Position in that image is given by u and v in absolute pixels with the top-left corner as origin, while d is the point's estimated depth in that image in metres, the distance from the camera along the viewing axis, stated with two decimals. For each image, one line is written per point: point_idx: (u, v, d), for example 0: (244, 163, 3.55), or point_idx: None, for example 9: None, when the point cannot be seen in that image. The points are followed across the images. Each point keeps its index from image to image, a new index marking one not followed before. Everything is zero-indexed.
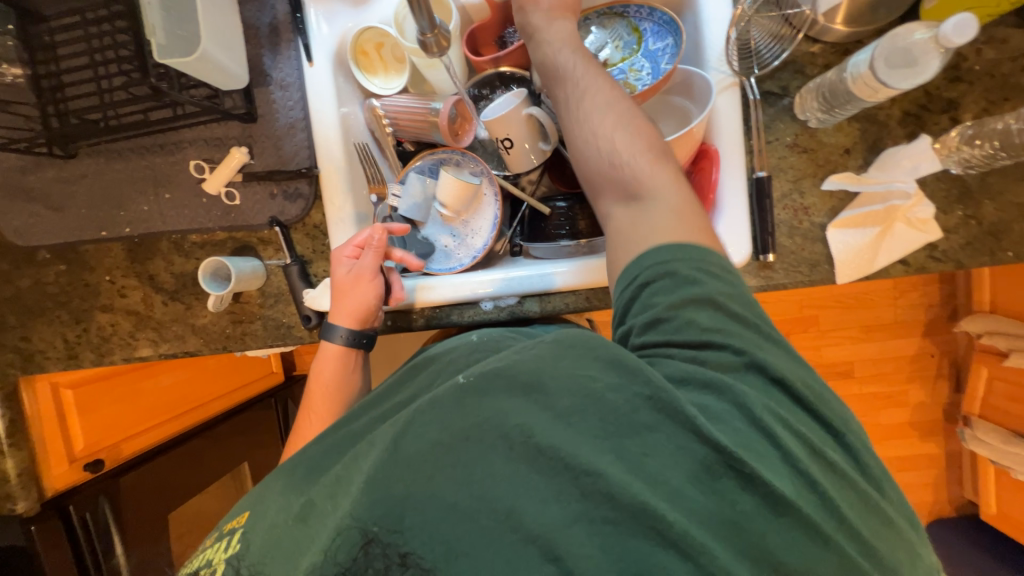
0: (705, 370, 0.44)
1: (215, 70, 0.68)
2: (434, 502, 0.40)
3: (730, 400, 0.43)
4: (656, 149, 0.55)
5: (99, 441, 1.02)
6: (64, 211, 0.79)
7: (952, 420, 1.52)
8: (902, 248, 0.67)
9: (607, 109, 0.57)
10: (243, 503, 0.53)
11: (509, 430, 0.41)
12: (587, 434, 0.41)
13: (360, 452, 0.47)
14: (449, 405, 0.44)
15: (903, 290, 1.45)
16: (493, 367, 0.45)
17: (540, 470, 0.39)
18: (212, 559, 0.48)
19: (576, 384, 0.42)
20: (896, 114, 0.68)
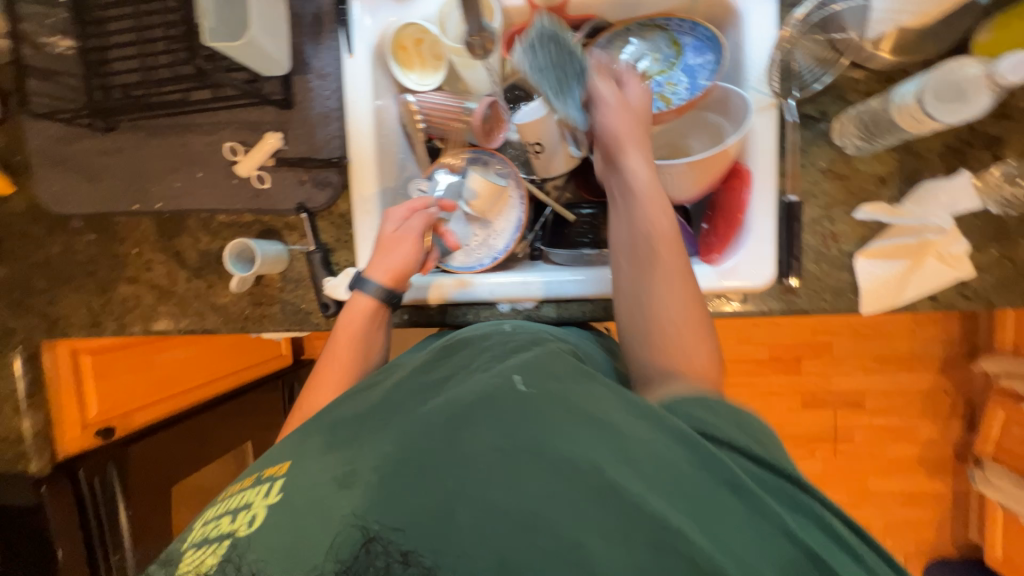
0: (773, 474, 0.41)
1: (258, 55, 0.69)
2: (485, 506, 0.37)
3: (797, 504, 0.40)
4: (703, 332, 0.56)
5: (113, 407, 1.04)
6: (99, 182, 0.81)
7: (963, 460, 1.49)
8: (932, 284, 0.66)
9: (667, 269, 0.58)
10: (284, 452, 0.48)
11: (574, 461, 0.38)
12: (665, 494, 0.37)
13: (408, 428, 0.43)
14: (509, 410, 0.42)
15: (922, 324, 1.43)
16: (555, 389, 0.44)
17: (608, 509, 0.36)
18: (248, 503, 0.43)
19: (656, 450, 0.40)
20: (936, 147, 0.67)
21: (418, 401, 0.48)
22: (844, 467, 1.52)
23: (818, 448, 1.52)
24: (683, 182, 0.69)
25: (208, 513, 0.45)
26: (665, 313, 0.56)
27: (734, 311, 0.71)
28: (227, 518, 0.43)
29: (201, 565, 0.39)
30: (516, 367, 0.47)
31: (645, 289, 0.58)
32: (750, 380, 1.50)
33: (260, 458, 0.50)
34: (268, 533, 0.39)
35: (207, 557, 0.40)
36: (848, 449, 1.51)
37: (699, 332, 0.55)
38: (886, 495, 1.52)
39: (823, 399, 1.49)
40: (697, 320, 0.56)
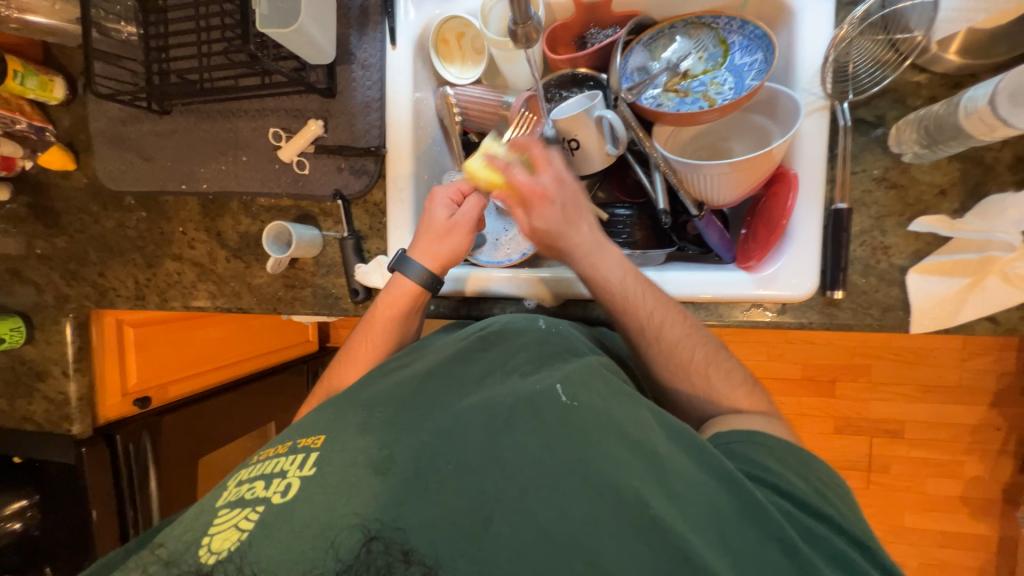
0: (816, 526, 0.42)
1: (306, 44, 0.71)
2: (523, 517, 0.37)
3: (833, 553, 0.41)
4: (715, 367, 0.59)
5: (149, 378, 1.09)
6: (152, 162, 0.85)
7: (1013, 503, 1.37)
8: (992, 305, 0.61)
9: (656, 334, 0.60)
10: (319, 424, 0.48)
11: (622, 489, 0.38)
12: (709, 541, 0.38)
13: (447, 426, 0.44)
14: (555, 425, 0.42)
15: (973, 352, 1.33)
16: (600, 411, 0.45)
17: (650, 545, 0.36)
18: (281, 469, 0.44)
19: (691, 484, 0.41)
20: (1006, 158, 0.62)
21: (449, 399, 0.49)
22: (878, 498, 1.43)
23: (850, 476, 1.44)
24: (725, 184, 0.67)
25: (241, 473, 0.46)
26: (670, 371, 0.60)
27: (770, 322, 0.68)
28: (260, 482, 0.43)
29: (232, 525, 0.40)
30: (557, 377, 0.48)
31: (644, 351, 0.62)
32: (780, 399, 1.44)
33: (294, 426, 0.51)
34: (298, 506, 0.39)
35: (238, 520, 0.40)
36: (884, 480, 1.42)
37: (710, 368, 0.59)
38: (923, 533, 1.42)
39: (857, 425, 1.41)
40: (702, 362, 0.59)
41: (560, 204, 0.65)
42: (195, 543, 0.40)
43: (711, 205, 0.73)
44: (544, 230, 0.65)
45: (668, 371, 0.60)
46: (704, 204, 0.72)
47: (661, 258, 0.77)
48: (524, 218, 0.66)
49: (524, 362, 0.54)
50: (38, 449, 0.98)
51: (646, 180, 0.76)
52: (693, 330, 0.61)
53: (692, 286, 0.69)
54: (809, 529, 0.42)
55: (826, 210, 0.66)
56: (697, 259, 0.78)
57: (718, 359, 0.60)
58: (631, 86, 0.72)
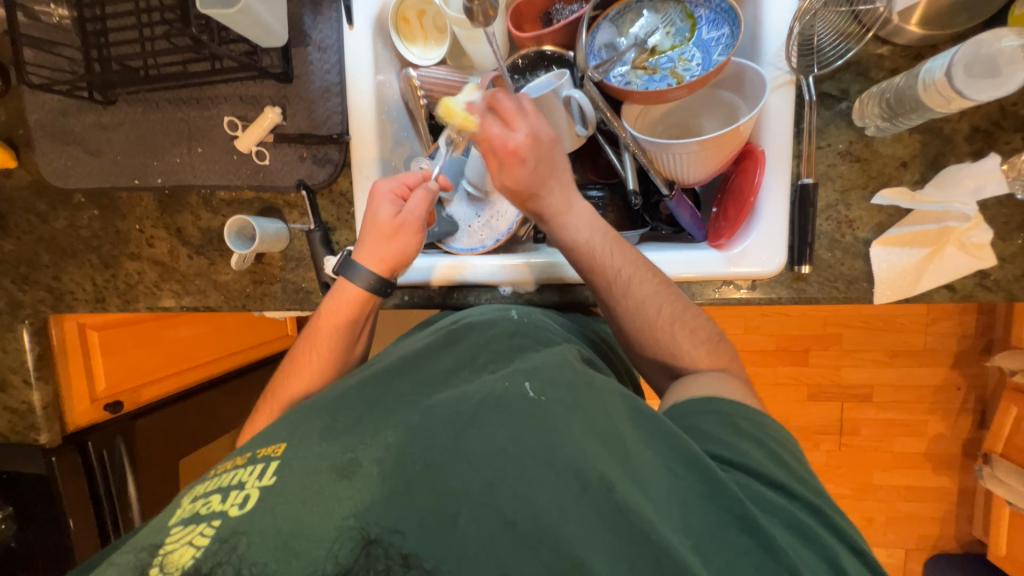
0: (774, 496, 0.44)
1: (256, 25, 0.67)
2: (488, 510, 0.38)
3: (793, 523, 0.42)
4: (681, 325, 0.60)
5: (121, 383, 1.06)
6: (100, 156, 0.80)
7: (971, 457, 1.46)
8: (950, 273, 0.63)
9: (626, 290, 0.61)
10: (280, 432, 0.47)
11: (588, 475, 0.39)
12: (671, 521, 0.39)
13: (416, 423, 0.44)
14: (521, 418, 0.42)
15: (936, 317, 1.39)
16: (569, 403, 0.45)
17: (614, 530, 0.37)
18: (241, 482, 0.42)
19: (653, 466, 0.42)
20: (964, 128, 0.63)
21: (416, 398, 0.49)
22: (848, 459, 1.51)
23: (823, 441, 1.50)
24: (695, 163, 0.66)
25: (197, 489, 0.45)
26: (638, 328, 0.61)
27: (742, 299, 0.69)
28: (217, 496, 0.42)
29: (188, 542, 0.39)
30: (527, 374, 0.48)
31: (613, 309, 0.63)
32: (756, 371, 1.48)
33: (255, 436, 0.50)
34: (257, 517, 0.39)
35: (195, 536, 0.39)
36: (854, 442, 1.49)
37: (676, 326, 0.60)
38: (890, 489, 1.51)
39: (829, 392, 1.47)
40: (668, 319, 0.60)
41: (534, 162, 0.62)
42: (147, 563, 0.39)
43: (682, 183, 0.72)
44: (514, 189, 0.63)
45: (640, 329, 0.61)
46: (675, 183, 0.72)
47: (635, 239, 0.78)
48: (496, 171, 0.64)
49: (492, 359, 0.53)
50: (5, 460, 0.94)
51: (616, 160, 0.75)
52: (661, 286, 0.61)
53: (665, 265, 0.69)
54: (769, 500, 0.43)
55: (793, 184, 0.67)
56: (670, 239, 0.79)
57: (694, 323, 0.60)
58: (598, 64, 0.70)
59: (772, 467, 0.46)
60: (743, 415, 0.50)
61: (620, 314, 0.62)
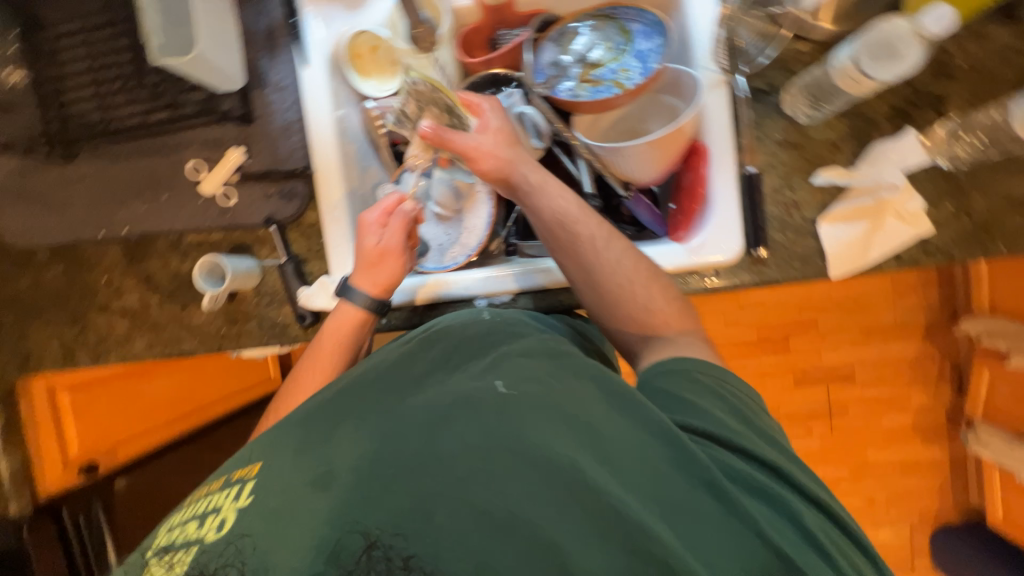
0: (740, 462, 0.45)
1: (211, 70, 0.70)
2: (462, 503, 0.38)
3: (756, 485, 0.44)
4: (655, 280, 0.62)
5: (96, 445, 1.05)
6: (64, 212, 0.80)
7: (956, 424, 1.50)
8: (893, 242, 0.67)
9: (604, 246, 0.62)
10: (254, 452, 0.48)
11: (558, 460, 0.40)
12: (640, 495, 0.40)
13: (389, 428, 0.44)
14: (492, 414, 0.43)
15: (901, 291, 1.45)
16: (537, 394, 0.45)
17: (586, 508, 0.38)
18: (217, 506, 0.44)
19: (624, 442, 0.43)
20: (883, 110, 0.69)
21: (388, 403, 0.49)
22: (842, 440, 1.53)
23: (815, 425, 1.52)
24: (645, 162, 0.70)
25: (173, 517, 0.46)
26: (615, 282, 0.62)
27: (709, 287, 0.72)
28: (194, 523, 0.43)
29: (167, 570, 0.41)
30: (494, 371, 0.48)
31: (588, 267, 0.62)
32: (740, 362, 1.51)
33: (231, 458, 0.50)
34: (237, 537, 0.40)
35: (174, 565, 0.40)
36: (845, 423, 1.52)
37: (650, 280, 0.62)
38: (886, 466, 1.53)
39: (812, 375, 1.50)
40: (644, 274, 0.62)
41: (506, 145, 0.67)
42: None
43: (637, 184, 0.77)
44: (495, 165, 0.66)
45: (617, 299, 0.62)
46: (630, 183, 0.77)
47: None
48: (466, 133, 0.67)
49: (464, 358, 0.54)
50: None
51: (573, 168, 0.80)
52: (633, 246, 0.64)
53: None
54: (736, 463, 0.45)
55: (739, 173, 0.71)
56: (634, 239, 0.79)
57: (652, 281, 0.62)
58: (545, 81, 0.75)
59: (736, 433, 0.48)
60: (706, 384, 0.52)
61: (599, 286, 0.62)
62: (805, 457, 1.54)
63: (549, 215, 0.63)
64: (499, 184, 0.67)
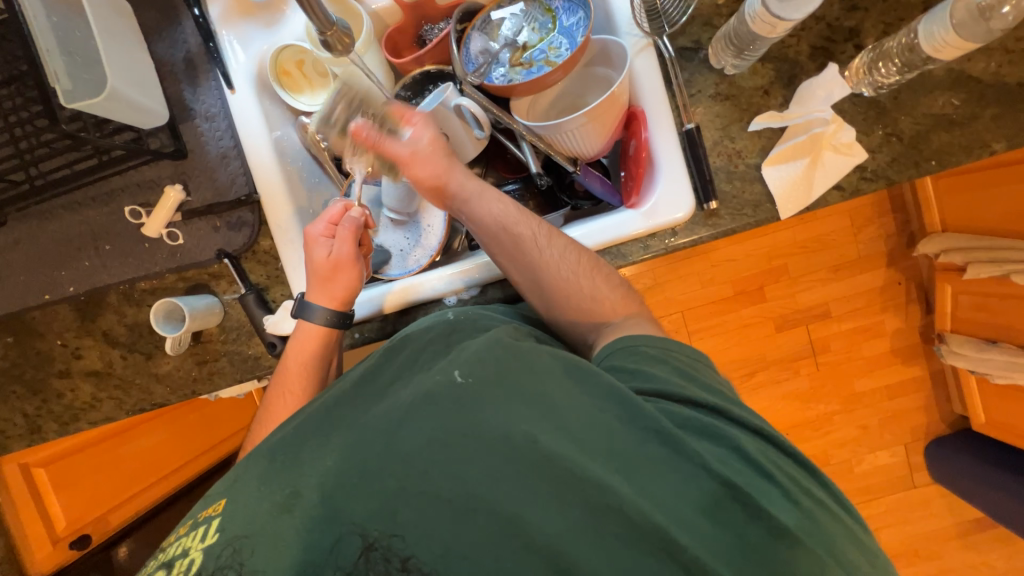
0: (691, 411, 0.46)
1: (130, 109, 0.67)
2: (425, 496, 0.40)
3: (700, 428, 0.45)
4: (599, 270, 0.63)
5: (82, 516, 1.03)
6: (3, 281, 0.76)
7: (930, 341, 1.57)
8: (833, 175, 0.70)
9: (542, 242, 0.63)
10: (218, 489, 0.47)
11: (511, 436, 0.41)
12: (596, 456, 0.41)
13: (353, 440, 0.45)
14: (446, 402, 0.44)
15: (860, 225, 1.50)
16: (494, 377, 0.45)
17: (541, 476, 0.40)
18: (185, 550, 0.43)
19: (578, 409, 0.44)
20: (805, 49, 0.71)
21: (353, 416, 0.49)
22: (827, 376, 1.58)
23: (801, 366, 1.57)
24: (588, 134, 0.71)
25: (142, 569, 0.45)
26: (557, 277, 0.62)
27: (669, 247, 0.73)
28: (162, 572, 0.43)
29: None
30: (455, 361, 0.47)
31: (529, 265, 0.63)
32: (721, 319, 1.54)
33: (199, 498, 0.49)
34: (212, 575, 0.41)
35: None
36: (827, 359, 1.57)
37: (594, 269, 0.63)
38: (872, 393, 1.59)
39: (791, 318, 1.55)
40: (586, 263, 0.63)
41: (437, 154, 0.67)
42: None
43: (585, 158, 0.77)
44: (426, 178, 0.67)
45: (565, 294, 0.62)
46: (577, 158, 0.76)
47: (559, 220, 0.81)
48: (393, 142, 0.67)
49: (430, 358, 0.53)
50: None
51: (519, 153, 0.79)
52: (575, 241, 0.64)
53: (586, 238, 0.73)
54: (688, 413, 0.45)
55: (679, 132, 0.72)
56: (591, 212, 0.81)
57: (598, 265, 0.63)
58: (475, 69, 0.74)
59: (690, 387, 0.48)
60: (653, 344, 0.52)
61: (545, 282, 0.63)
62: (797, 398, 1.58)
63: (482, 219, 0.66)
64: (436, 198, 0.70)
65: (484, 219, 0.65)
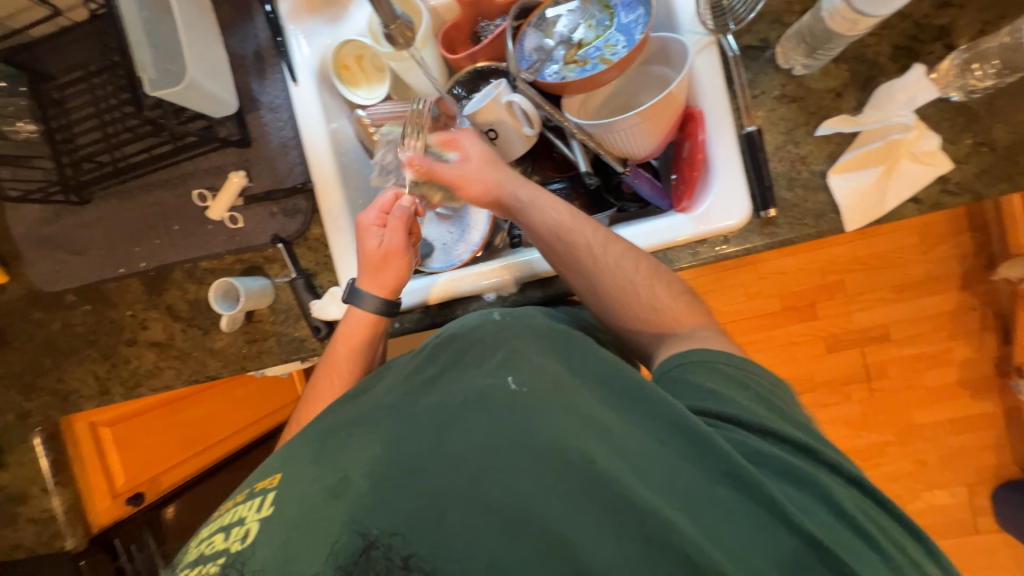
0: (760, 448, 0.44)
1: (205, 98, 0.72)
2: (473, 501, 0.40)
3: (782, 467, 0.43)
4: (658, 279, 0.61)
5: (138, 475, 1.10)
6: (84, 253, 0.83)
7: (1006, 375, 1.42)
8: (910, 186, 0.64)
9: (600, 251, 0.62)
10: (273, 464, 0.50)
11: (568, 453, 0.40)
12: (660, 490, 0.40)
13: (401, 433, 0.45)
14: (503, 410, 0.44)
15: (931, 242, 1.38)
16: (550, 391, 0.45)
17: (600, 501, 0.38)
18: (243, 517, 0.46)
19: (640, 440, 0.43)
20: (885, 49, 0.66)
21: (405, 402, 0.50)
22: (883, 404, 1.46)
23: (853, 390, 1.47)
24: (641, 135, 0.69)
25: (202, 531, 0.48)
26: (617, 287, 0.61)
27: (721, 255, 0.70)
28: (220, 535, 0.45)
29: None
30: (508, 367, 0.48)
31: (588, 274, 0.62)
32: (767, 334, 1.47)
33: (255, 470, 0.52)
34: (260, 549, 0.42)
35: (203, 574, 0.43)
36: (884, 385, 1.46)
37: (654, 279, 0.61)
38: (934, 426, 1.46)
39: (845, 339, 1.45)
40: (645, 273, 0.61)
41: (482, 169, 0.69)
42: None
43: (635, 159, 0.75)
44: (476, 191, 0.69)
45: (622, 300, 0.61)
46: (628, 160, 0.74)
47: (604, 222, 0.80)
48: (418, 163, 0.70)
49: (476, 353, 0.52)
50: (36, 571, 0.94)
51: (567, 151, 0.78)
52: (633, 246, 0.63)
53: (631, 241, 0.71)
54: (759, 451, 0.44)
55: (739, 135, 0.69)
56: (638, 215, 0.80)
57: (656, 272, 0.61)
58: (529, 66, 0.74)
59: (755, 418, 0.47)
60: (718, 371, 0.51)
61: (601, 289, 0.62)
62: (846, 424, 1.48)
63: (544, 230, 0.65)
64: (494, 199, 0.69)
65: (546, 229, 0.64)
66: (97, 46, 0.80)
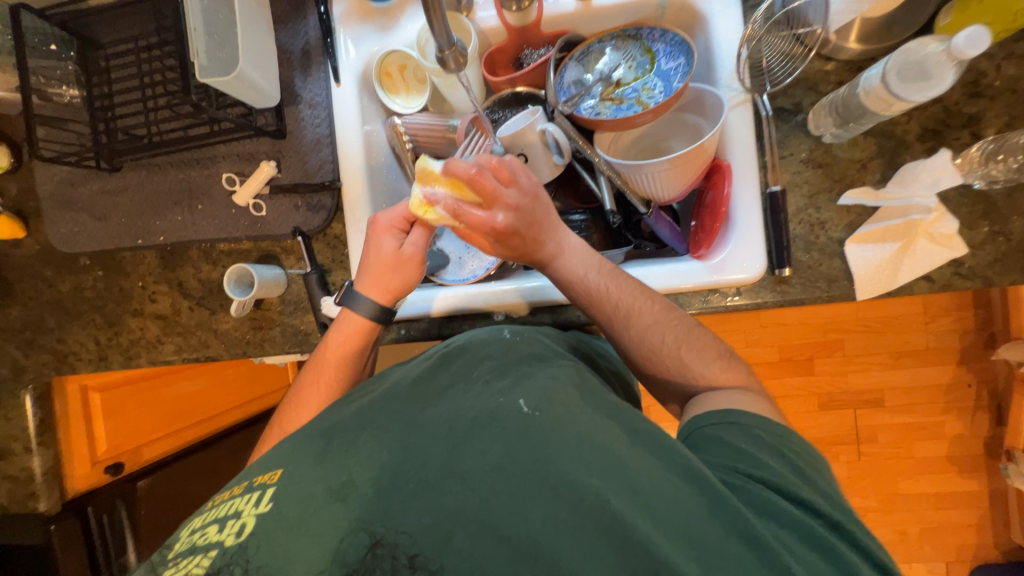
0: (785, 508, 0.45)
1: (249, 88, 0.73)
2: (483, 525, 0.40)
3: (785, 520, 0.44)
4: (685, 346, 0.61)
5: (121, 444, 1.08)
6: (105, 220, 0.84)
7: (995, 456, 1.42)
8: (925, 265, 0.65)
9: (626, 316, 0.63)
10: (275, 459, 0.49)
11: (584, 488, 0.41)
12: (672, 535, 0.40)
13: (411, 444, 0.46)
14: (516, 434, 0.44)
15: (935, 314, 1.39)
16: (561, 417, 0.46)
17: (614, 543, 0.39)
18: (239, 511, 0.45)
19: (654, 478, 0.43)
20: (914, 129, 0.68)
21: (411, 413, 0.50)
22: (871, 469, 1.46)
23: (841, 452, 1.46)
24: (668, 180, 0.70)
25: (195, 522, 0.48)
26: (641, 349, 0.63)
27: (731, 306, 0.71)
28: (215, 527, 0.45)
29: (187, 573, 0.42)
30: (520, 389, 0.49)
31: (613, 327, 0.64)
32: (763, 383, 1.47)
33: (253, 464, 0.52)
34: (256, 545, 0.42)
35: (194, 566, 0.42)
36: (873, 450, 1.45)
37: (680, 347, 0.61)
38: (918, 497, 1.45)
39: (839, 400, 1.45)
40: (671, 339, 0.62)
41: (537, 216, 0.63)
42: None
43: (658, 201, 0.77)
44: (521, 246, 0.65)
45: (652, 364, 0.63)
46: (651, 201, 0.76)
47: (621, 257, 0.81)
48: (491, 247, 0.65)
49: (487, 370, 0.54)
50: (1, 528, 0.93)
51: (593, 185, 0.80)
52: (665, 309, 0.63)
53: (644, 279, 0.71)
54: (785, 511, 0.45)
55: (763, 193, 0.70)
56: (654, 255, 0.81)
57: (692, 340, 0.62)
58: (567, 99, 0.76)
59: (785, 478, 0.47)
60: (750, 432, 0.51)
61: (632, 346, 0.64)
62: None
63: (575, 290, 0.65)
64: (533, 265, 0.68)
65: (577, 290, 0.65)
66: (151, 22, 0.82)
